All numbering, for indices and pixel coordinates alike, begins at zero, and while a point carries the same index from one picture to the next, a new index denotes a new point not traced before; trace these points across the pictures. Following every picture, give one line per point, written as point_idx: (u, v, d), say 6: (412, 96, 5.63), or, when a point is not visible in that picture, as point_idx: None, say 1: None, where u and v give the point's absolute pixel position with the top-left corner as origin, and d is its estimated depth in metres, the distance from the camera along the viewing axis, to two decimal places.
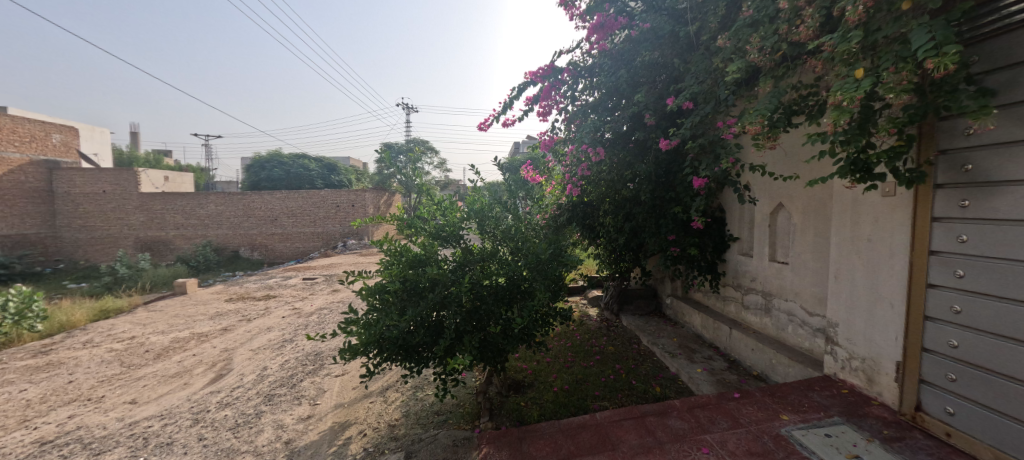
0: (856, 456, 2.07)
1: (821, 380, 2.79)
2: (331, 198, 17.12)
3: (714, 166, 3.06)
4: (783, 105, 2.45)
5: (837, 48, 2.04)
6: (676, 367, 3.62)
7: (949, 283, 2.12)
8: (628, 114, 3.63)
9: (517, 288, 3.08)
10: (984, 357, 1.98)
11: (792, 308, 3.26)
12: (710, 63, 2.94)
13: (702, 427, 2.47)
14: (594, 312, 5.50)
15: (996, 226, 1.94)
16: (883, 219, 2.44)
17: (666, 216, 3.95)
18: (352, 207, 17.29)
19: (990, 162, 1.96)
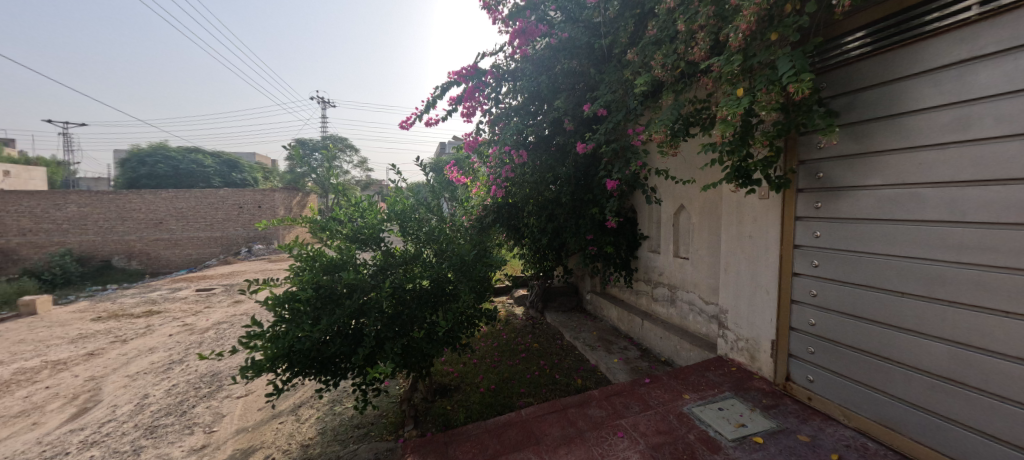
0: (743, 425, 2.38)
1: (715, 360, 3.15)
2: (232, 198, 15.29)
3: (625, 170, 3.30)
4: (682, 116, 2.74)
5: (724, 69, 2.34)
6: (596, 359, 3.83)
7: (809, 271, 2.54)
8: (549, 119, 3.85)
9: (442, 291, 3.06)
10: (833, 331, 2.41)
11: (692, 298, 3.64)
12: (621, 74, 3.18)
13: (618, 413, 2.65)
14: (520, 312, 5.62)
15: (839, 224, 2.37)
16: (760, 218, 2.84)
17: (585, 217, 4.18)
18: (260, 208, 15.50)
19: (837, 171, 2.38)
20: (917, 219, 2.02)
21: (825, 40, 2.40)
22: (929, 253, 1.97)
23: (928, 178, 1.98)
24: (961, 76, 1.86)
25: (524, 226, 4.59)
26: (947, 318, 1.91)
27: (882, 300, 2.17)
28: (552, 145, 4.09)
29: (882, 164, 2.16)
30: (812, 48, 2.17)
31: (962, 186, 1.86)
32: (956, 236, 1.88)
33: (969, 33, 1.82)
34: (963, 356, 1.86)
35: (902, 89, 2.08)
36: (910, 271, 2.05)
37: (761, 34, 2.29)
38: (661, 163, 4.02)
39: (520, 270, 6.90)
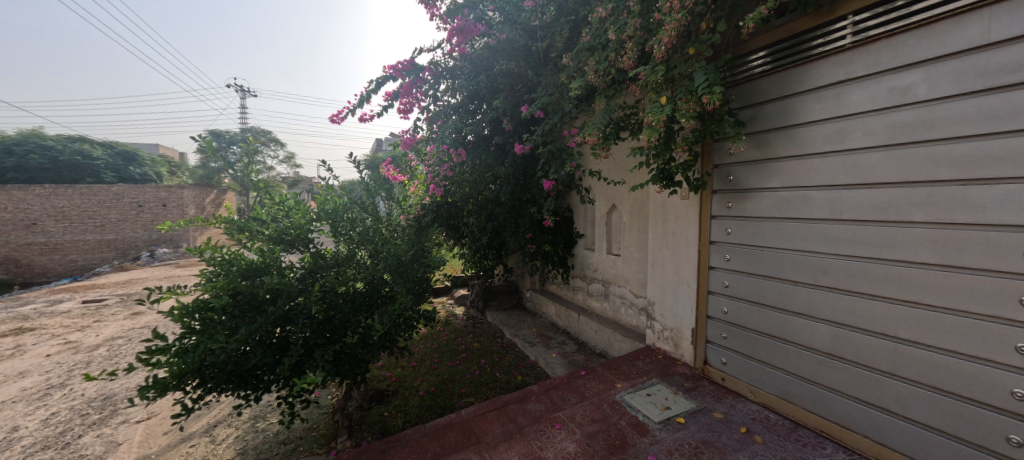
0: (668, 407, 2.58)
1: (644, 350, 3.37)
2: (127, 195, 13.64)
3: (561, 171, 3.43)
4: (613, 121, 2.90)
5: (649, 77, 2.51)
6: (535, 355, 3.92)
7: (722, 265, 2.81)
8: (487, 119, 3.88)
9: (377, 293, 2.97)
10: (741, 318, 2.69)
11: (624, 293, 3.86)
12: (557, 78, 3.30)
13: (556, 405, 2.74)
14: (460, 312, 5.57)
15: (746, 222, 2.65)
16: (681, 217, 3.09)
17: (524, 216, 4.30)
18: (165, 207, 14.20)
19: (744, 175, 2.66)
20: (806, 217, 2.33)
21: (734, 57, 2.67)
22: (816, 247, 2.28)
23: (815, 181, 2.28)
24: (839, 95, 2.17)
25: (464, 225, 4.58)
26: (828, 302, 2.23)
27: (780, 289, 2.46)
28: (491, 144, 4.12)
29: (780, 169, 2.46)
30: (723, 63, 2.40)
31: (840, 189, 2.17)
32: (835, 232, 2.19)
33: (845, 58, 2.13)
34: (842, 333, 2.18)
35: (795, 104, 2.37)
36: (801, 263, 2.35)
37: (681, 48, 2.50)
38: (595, 164, 4.20)
39: (460, 270, 6.82)
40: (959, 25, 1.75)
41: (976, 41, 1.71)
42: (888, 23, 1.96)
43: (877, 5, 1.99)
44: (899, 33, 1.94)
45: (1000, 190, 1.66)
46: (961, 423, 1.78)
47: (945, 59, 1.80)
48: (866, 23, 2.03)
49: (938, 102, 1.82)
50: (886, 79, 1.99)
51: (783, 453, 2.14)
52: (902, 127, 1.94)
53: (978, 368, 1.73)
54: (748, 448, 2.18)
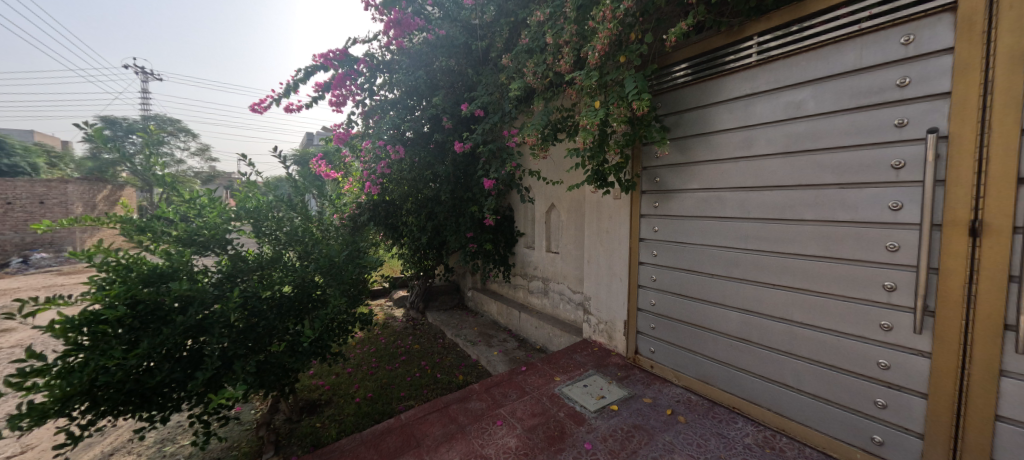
0: (603, 397, 2.72)
1: (581, 343, 3.51)
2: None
3: (501, 171, 3.54)
4: (551, 122, 2.99)
5: (584, 82, 2.61)
6: (476, 354, 3.92)
7: (650, 260, 3.02)
8: (427, 115, 3.81)
9: (307, 297, 2.82)
10: (667, 309, 2.91)
11: (562, 289, 3.99)
12: (497, 79, 3.38)
13: (497, 402, 2.77)
14: (400, 313, 5.41)
15: (671, 220, 2.87)
16: (614, 215, 3.27)
17: (464, 215, 4.20)
18: (42, 205, 12.09)
19: (668, 177, 2.88)
20: (721, 216, 2.57)
21: (660, 67, 2.87)
22: (728, 242, 2.54)
23: (727, 183, 2.53)
24: (746, 107, 2.43)
25: (403, 223, 4.49)
26: (740, 292, 2.48)
27: (700, 281, 2.70)
28: (430, 142, 4.03)
29: (698, 172, 2.69)
30: (650, 72, 2.57)
31: (747, 190, 2.43)
32: (744, 229, 2.45)
33: (751, 74, 2.39)
34: (749, 319, 2.44)
35: (711, 113, 2.61)
36: (717, 257, 2.60)
37: (612, 56, 2.64)
38: (534, 164, 4.27)
39: (399, 270, 6.59)
40: (839, 50, 2.04)
41: (852, 65, 2.00)
42: (785, 45, 2.23)
43: (777, 28, 2.25)
44: (794, 55, 2.21)
45: (867, 193, 1.96)
46: (840, 391, 2.08)
47: (828, 79, 2.09)
48: (768, 44, 2.29)
49: (824, 116, 2.11)
50: (784, 94, 2.26)
51: (702, 429, 2.35)
52: (796, 137, 2.21)
53: (853, 343, 2.03)
54: (673, 428, 2.37)
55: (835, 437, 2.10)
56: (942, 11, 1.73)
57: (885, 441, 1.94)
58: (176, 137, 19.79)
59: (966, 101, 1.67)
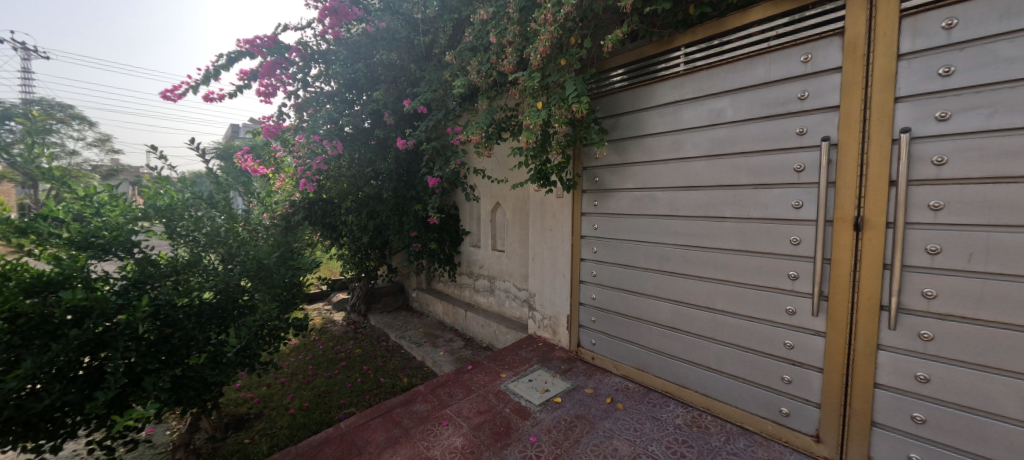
0: (547, 390, 2.80)
1: (526, 339, 3.58)
2: None
3: (445, 168, 3.52)
4: (495, 122, 3.03)
5: (527, 82, 2.66)
6: (422, 355, 3.85)
7: (591, 256, 3.15)
8: (367, 110, 3.69)
9: (233, 303, 2.65)
10: (607, 303, 3.05)
11: (508, 287, 4.03)
12: (440, 75, 3.38)
13: (442, 403, 2.74)
14: (340, 317, 5.14)
15: (610, 218, 3.01)
16: (557, 214, 3.37)
17: (408, 214, 4.24)
18: None
19: (606, 177, 3.02)
20: (654, 214, 2.75)
21: (598, 72, 3.00)
22: (661, 238, 2.72)
23: (659, 184, 2.71)
24: (675, 112, 2.61)
25: (342, 222, 4.31)
26: (670, 284, 2.67)
27: (636, 275, 2.86)
28: (371, 138, 3.89)
29: (634, 173, 2.85)
30: (589, 76, 2.67)
31: (676, 190, 2.62)
32: (674, 226, 2.64)
33: (679, 82, 2.58)
34: (679, 309, 2.64)
35: (644, 117, 2.77)
36: (650, 252, 2.77)
37: (553, 59, 2.71)
38: (478, 163, 4.27)
39: (338, 272, 6.25)
40: (753, 64, 2.26)
41: (763, 78, 2.22)
42: (708, 57, 2.42)
43: (701, 41, 2.44)
44: (716, 66, 2.40)
45: (775, 193, 2.19)
46: (754, 370, 2.32)
47: (744, 90, 2.30)
48: (694, 55, 2.48)
49: (740, 123, 2.32)
50: (707, 102, 2.46)
51: (638, 414, 2.50)
52: (717, 142, 2.42)
53: (764, 327, 2.27)
54: (612, 415, 2.50)
55: (751, 412, 2.33)
56: (832, 35, 1.98)
57: (791, 412, 2.19)
58: (70, 126, 17.29)
59: (851, 113, 1.93)
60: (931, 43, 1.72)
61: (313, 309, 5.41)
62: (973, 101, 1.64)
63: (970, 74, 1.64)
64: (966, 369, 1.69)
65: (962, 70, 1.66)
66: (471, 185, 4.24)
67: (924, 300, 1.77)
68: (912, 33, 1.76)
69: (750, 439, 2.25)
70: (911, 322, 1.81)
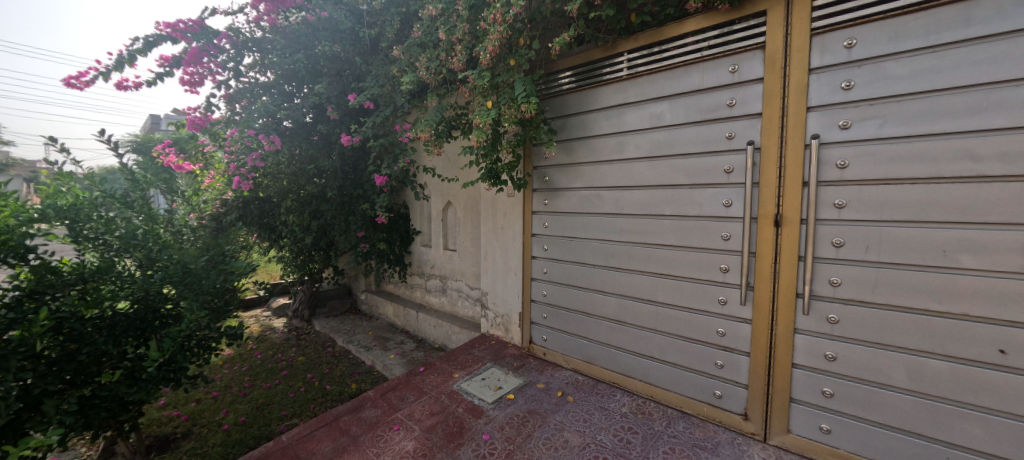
0: (500, 387, 2.82)
1: (479, 338, 3.58)
2: None
3: (394, 166, 3.42)
4: (445, 120, 3.06)
5: (477, 81, 2.68)
6: (371, 359, 3.72)
7: (542, 254, 3.21)
8: (309, 104, 3.54)
9: (154, 313, 2.41)
10: (557, 299, 3.13)
11: (461, 286, 4.01)
12: (387, 71, 3.35)
13: (393, 407, 2.67)
14: (280, 323, 4.83)
15: (559, 217, 3.09)
16: (508, 213, 3.39)
17: (355, 213, 4.08)
18: None
19: (556, 176, 3.09)
20: (600, 212, 2.86)
21: (547, 73, 3.06)
22: (607, 236, 2.83)
23: (605, 183, 2.82)
24: (619, 115, 2.73)
25: (282, 223, 4.08)
26: (616, 279, 2.79)
27: (584, 272, 2.96)
28: (314, 133, 3.75)
29: (581, 172, 2.95)
30: (538, 77, 2.72)
31: (620, 189, 2.74)
32: (619, 223, 2.76)
33: (622, 86, 2.70)
34: (624, 303, 2.76)
35: (591, 119, 2.87)
36: (597, 249, 2.88)
37: (502, 59, 2.73)
38: (428, 161, 4.19)
39: (277, 275, 5.86)
40: (688, 72, 2.42)
41: (697, 85, 2.38)
42: (649, 63, 2.56)
43: (642, 48, 2.57)
44: (655, 73, 2.54)
45: (708, 192, 2.36)
46: (691, 358, 2.48)
47: (681, 96, 2.45)
48: (636, 61, 2.60)
49: (677, 127, 2.48)
50: (648, 106, 2.59)
51: (587, 406, 2.59)
52: (657, 144, 2.56)
53: (699, 316, 2.44)
54: (563, 408, 2.57)
55: (688, 396, 2.49)
56: (756, 48, 2.16)
57: (723, 395, 2.36)
58: None
59: (772, 120, 2.12)
60: (836, 60, 1.93)
61: (250, 317, 5.03)
62: (868, 112, 1.87)
63: (866, 88, 1.87)
64: (864, 347, 1.93)
65: (860, 85, 1.89)
66: (421, 184, 4.16)
67: (830, 287, 2.00)
68: (820, 50, 1.97)
69: (688, 421, 2.41)
70: (821, 307, 2.03)
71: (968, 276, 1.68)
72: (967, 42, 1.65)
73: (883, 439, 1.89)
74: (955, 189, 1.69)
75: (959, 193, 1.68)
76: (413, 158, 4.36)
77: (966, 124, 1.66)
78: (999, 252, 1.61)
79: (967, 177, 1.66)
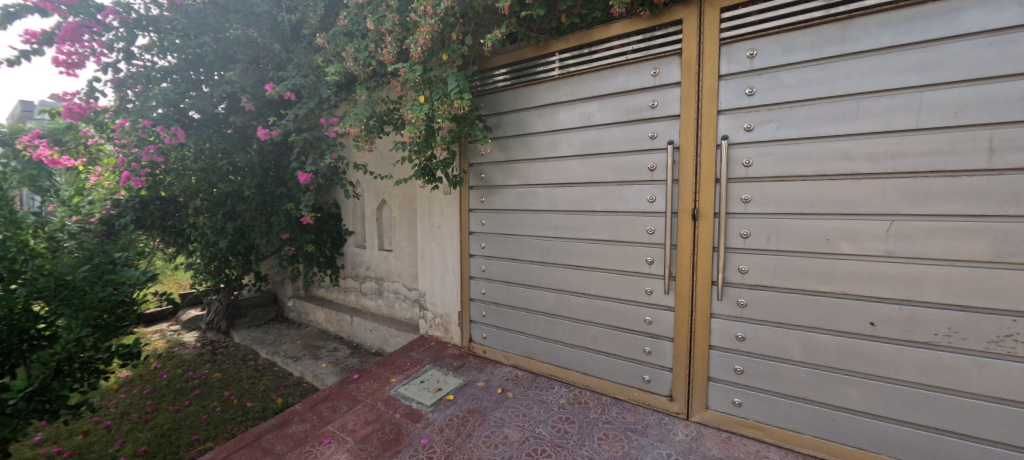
0: (439, 389, 2.76)
1: (418, 340, 3.48)
2: None
3: (320, 162, 3.21)
4: (376, 114, 2.95)
5: (408, 75, 2.60)
6: (300, 370, 3.47)
7: (480, 252, 3.19)
8: (218, 93, 3.24)
9: (22, 334, 2.05)
10: (496, 296, 3.13)
11: (398, 288, 3.87)
12: (311, 60, 3.19)
13: (323, 419, 2.50)
14: (192, 337, 4.33)
15: (496, 214, 3.09)
16: (446, 211, 3.33)
17: (278, 213, 3.79)
18: None
19: (492, 173, 3.09)
20: (536, 209, 2.90)
21: (481, 70, 3.05)
22: (543, 232, 2.88)
23: (540, 180, 2.87)
24: (551, 114, 2.79)
25: (190, 225, 3.66)
26: (552, 274, 2.86)
27: (522, 268, 2.99)
28: (226, 125, 3.42)
29: (517, 170, 2.97)
30: (471, 73, 2.70)
31: (554, 186, 2.81)
32: (554, 220, 2.82)
33: (554, 85, 2.76)
34: (560, 297, 2.84)
35: (525, 117, 2.90)
36: (534, 245, 2.92)
37: (434, 53, 2.65)
38: (358, 157, 4.00)
39: (187, 284, 5.25)
40: (615, 74, 2.52)
41: (623, 87, 2.50)
42: (579, 64, 2.63)
43: (573, 49, 2.65)
44: (585, 73, 2.62)
45: (634, 189, 2.49)
46: (622, 346, 2.61)
47: (609, 97, 2.56)
48: (567, 61, 2.67)
49: (606, 126, 2.58)
50: (579, 106, 2.67)
51: (527, 400, 2.62)
52: (587, 142, 2.65)
53: (628, 306, 2.57)
54: (503, 404, 2.58)
55: (620, 383, 2.62)
56: (673, 54, 2.32)
57: (651, 379, 2.52)
58: None
59: (688, 121, 2.28)
60: (740, 68, 2.13)
61: (152, 332, 4.43)
62: (767, 115, 2.07)
63: (765, 94, 2.08)
64: (767, 326, 2.15)
65: (760, 91, 2.10)
66: (352, 181, 3.94)
67: (739, 274, 2.20)
68: (727, 59, 2.16)
69: (621, 406, 2.53)
70: (732, 292, 2.23)
71: (845, 260, 1.94)
72: (842, 56, 1.90)
73: (783, 407, 2.13)
74: (836, 185, 1.93)
75: (838, 188, 1.93)
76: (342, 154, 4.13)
77: (841, 129, 1.91)
78: (868, 239, 1.88)
79: (844, 174, 1.91)
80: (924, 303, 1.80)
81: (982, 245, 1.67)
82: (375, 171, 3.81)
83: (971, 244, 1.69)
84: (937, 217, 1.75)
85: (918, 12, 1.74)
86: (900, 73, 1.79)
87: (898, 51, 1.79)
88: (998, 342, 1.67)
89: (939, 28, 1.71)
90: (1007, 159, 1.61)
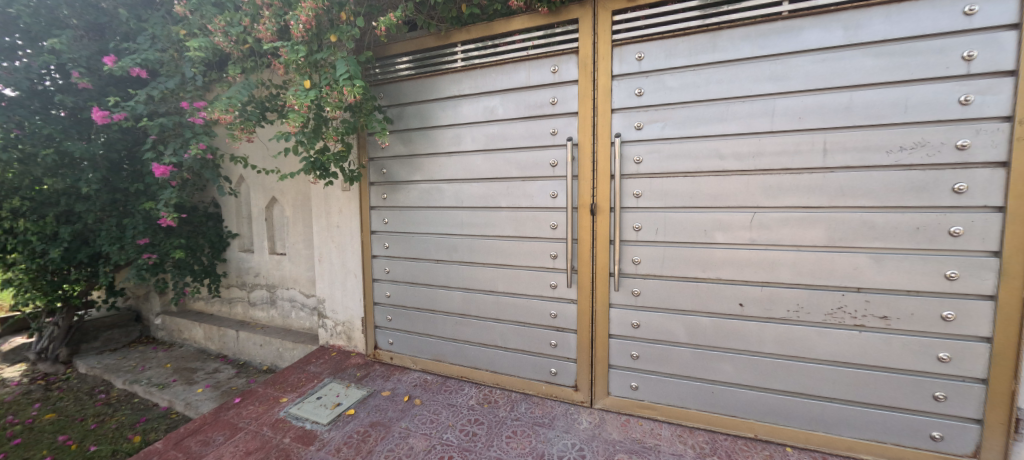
0: (338, 403, 2.54)
1: (317, 352, 3.18)
2: None
3: (183, 152, 2.79)
4: (254, 99, 2.60)
5: (289, 55, 2.30)
6: (168, 399, 2.97)
7: (383, 252, 2.99)
8: (38, 65, 2.65)
9: None
10: (402, 298, 2.96)
11: (293, 295, 3.50)
12: (170, 32, 2.72)
13: (191, 456, 2.14)
14: (14, 372, 3.48)
15: (400, 212, 2.92)
16: (345, 208, 3.06)
17: (134, 214, 3.19)
18: None
19: (394, 168, 2.90)
20: (441, 206, 2.79)
21: (380, 58, 2.85)
22: (449, 229, 2.78)
23: (444, 176, 2.76)
24: (454, 107, 2.69)
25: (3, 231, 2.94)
26: (460, 273, 2.77)
27: (429, 267, 2.86)
28: (54, 106, 2.84)
29: (420, 165, 2.83)
30: (365, 59, 2.49)
31: (459, 183, 2.72)
32: (460, 217, 2.74)
33: (457, 77, 2.66)
34: (468, 296, 2.77)
35: (428, 109, 2.76)
36: (440, 244, 2.81)
37: (321, 33, 2.40)
38: (239, 149, 3.54)
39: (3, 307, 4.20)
40: (516, 69, 2.50)
41: (524, 82, 2.48)
42: (483, 56, 2.56)
43: (476, 40, 2.57)
44: (488, 66, 2.56)
45: (537, 184, 2.50)
46: (530, 342, 2.62)
47: (511, 91, 2.53)
48: (470, 53, 2.58)
49: (508, 122, 2.55)
50: (481, 100, 2.61)
51: (435, 405, 2.52)
52: (491, 137, 2.60)
53: (534, 302, 2.59)
54: (409, 413, 2.44)
55: (529, 378, 2.64)
56: (570, 52, 2.35)
57: (558, 371, 2.56)
58: None
59: (586, 118, 2.33)
60: (629, 69, 2.23)
61: None
62: (654, 115, 2.20)
63: (652, 95, 2.20)
64: (658, 313, 2.29)
65: (647, 92, 2.21)
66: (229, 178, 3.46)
67: (633, 265, 2.32)
68: (619, 60, 2.25)
69: (529, 401, 2.55)
70: (628, 283, 2.34)
71: (719, 249, 2.14)
72: (713, 64, 2.07)
73: (672, 386, 2.30)
74: (710, 181, 2.12)
75: (712, 184, 2.11)
76: (217, 146, 3.61)
77: (713, 130, 2.09)
78: (735, 229, 2.09)
79: (716, 171, 2.09)
80: (779, 284, 2.05)
81: (820, 232, 1.94)
82: (261, 165, 3.39)
83: (813, 232, 1.95)
84: (786, 209, 2.00)
85: (771, 28, 1.95)
86: (758, 82, 2.00)
87: (757, 62, 1.99)
88: (832, 313, 1.95)
89: (787, 43, 1.94)
90: (835, 159, 1.88)
